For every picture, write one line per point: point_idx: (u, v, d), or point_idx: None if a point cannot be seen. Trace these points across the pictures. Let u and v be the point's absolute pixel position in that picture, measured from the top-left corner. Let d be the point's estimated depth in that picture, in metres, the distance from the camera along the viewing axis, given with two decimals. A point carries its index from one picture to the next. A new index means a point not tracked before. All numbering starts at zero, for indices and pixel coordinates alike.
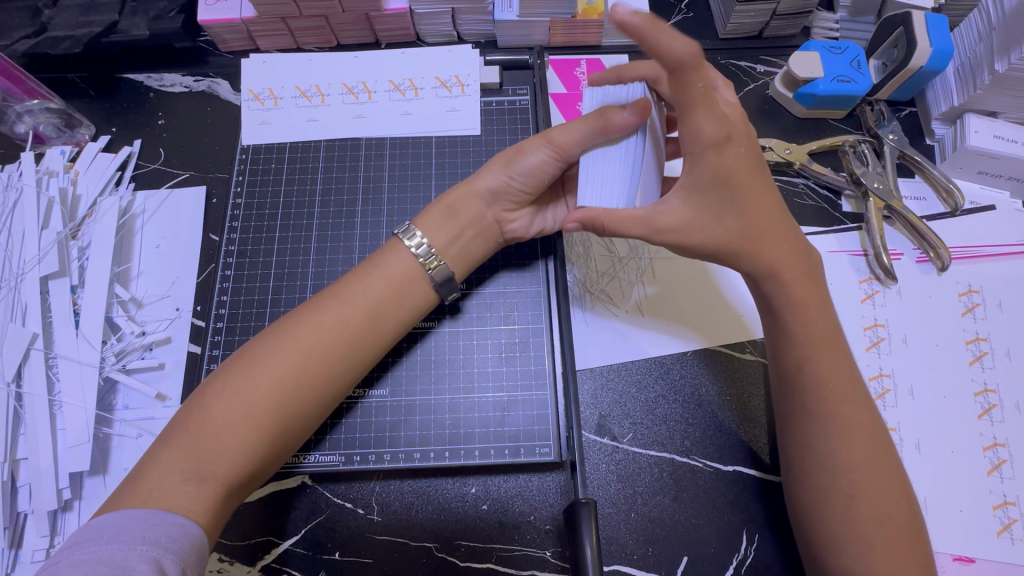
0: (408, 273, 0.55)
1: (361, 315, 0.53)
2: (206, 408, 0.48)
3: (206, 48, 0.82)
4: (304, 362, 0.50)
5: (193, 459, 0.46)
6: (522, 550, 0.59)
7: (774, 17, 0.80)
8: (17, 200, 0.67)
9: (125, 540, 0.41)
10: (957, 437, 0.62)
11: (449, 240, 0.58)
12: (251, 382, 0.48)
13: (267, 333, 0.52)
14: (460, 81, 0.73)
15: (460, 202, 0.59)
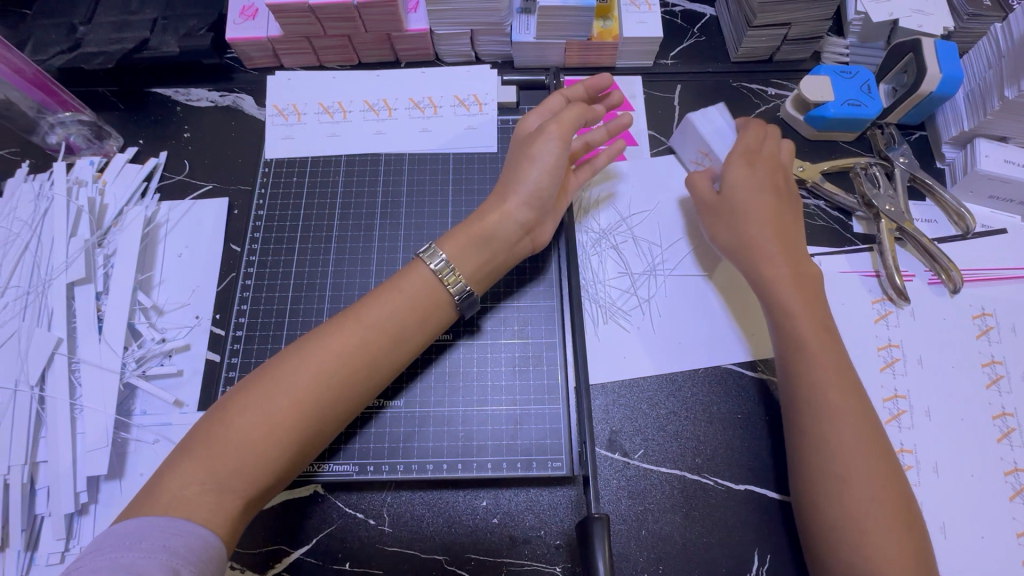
0: (427, 288, 0.55)
1: (382, 334, 0.53)
2: (228, 424, 0.48)
3: (233, 65, 0.85)
4: (326, 381, 0.50)
5: (216, 474, 0.47)
6: (532, 565, 0.59)
7: (785, 41, 0.82)
8: (47, 209, 0.69)
9: (146, 548, 0.42)
10: (973, 460, 0.62)
11: (478, 265, 0.58)
12: (275, 400, 0.49)
13: (287, 350, 0.52)
14: (479, 101, 0.76)
15: (488, 228, 0.58)
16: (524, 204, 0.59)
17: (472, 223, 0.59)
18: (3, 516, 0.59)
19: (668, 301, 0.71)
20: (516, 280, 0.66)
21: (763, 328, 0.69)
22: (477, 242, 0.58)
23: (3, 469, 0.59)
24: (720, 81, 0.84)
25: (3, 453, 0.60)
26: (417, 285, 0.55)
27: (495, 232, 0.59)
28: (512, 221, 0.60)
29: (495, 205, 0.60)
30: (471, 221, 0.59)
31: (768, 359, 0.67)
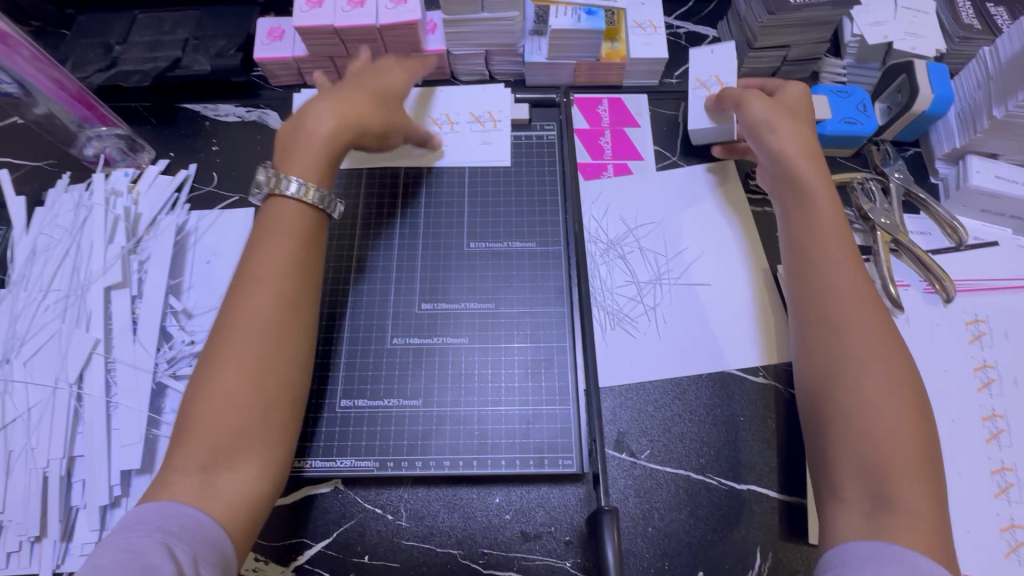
0: (304, 218, 0.60)
1: (293, 276, 0.57)
2: (193, 412, 0.51)
3: (259, 83, 0.89)
4: (263, 333, 0.54)
5: (208, 460, 0.49)
6: (542, 560, 0.62)
7: (785, 62, 0.87)
8: (87, 217, 0.74)
9: (142, 529, 0.45)
10: (966, 461, 0.64)
11: (310, 164, 0.61)
12: (223, 366, 0.52)
13: (218, 326, 0.55)
14: (493, 118, 0.80)
15: (302, 135, 0.62)
16: (322, 121, 0.63)
17: (316, 142, 0.62)
18: (41, 507, 0.62)
19: (677, 305, 0.74)
20: (527, 287, 0.70)
21: (767, 335, 0.72)
22: (331, 161, 0.63)
23: (42, 462, 0.63)
24: None
25: (42, 447, 0.63)
26: (303, 226, 0.59)
27: (337, 154, 0.63)
28: (338, 143, 0.63)
29: (295, 139, 0.63)
30: (284, 150, 0.63)
31: (770, 364, 0.70)
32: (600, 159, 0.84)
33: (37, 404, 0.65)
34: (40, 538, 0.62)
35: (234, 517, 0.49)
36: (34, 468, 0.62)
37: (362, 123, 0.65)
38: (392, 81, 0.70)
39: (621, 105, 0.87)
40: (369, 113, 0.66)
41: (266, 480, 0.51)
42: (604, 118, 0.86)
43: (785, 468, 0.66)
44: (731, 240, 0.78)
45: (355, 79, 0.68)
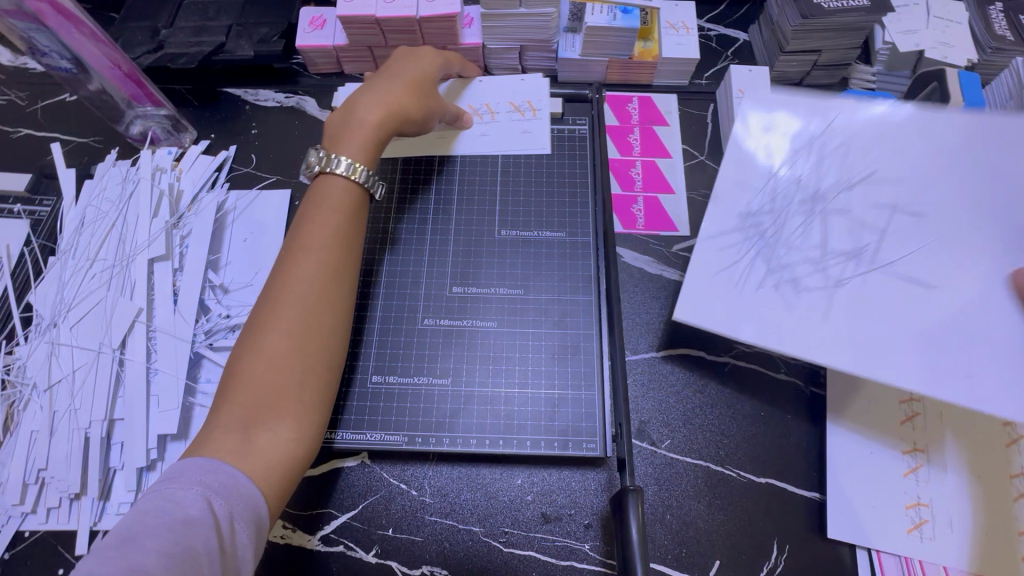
0: (350, 193, 0.62)
1: (335, 249, 0.59)
2: (237, 372, 0.53)
3: (298, 70, 0.92)
4: (305, 302, 0.56)
5: (248, 420, 0.51)
6: (563, 541, 0.63)
7: (815, 67, 0.88)
8: (133, 192, 0.76)
9: (184, 480, 0.47)
10: (984, 463, 0.65)
11: (357, 147, 0.64)
12: (269, 329, 0.54)
13: (265, 291, 0.57)
14: (533, 106, 0.81)
15: (345, 122, 0.66)
16: (368, 108, 0.66)
17: (361, 124, 0.65)
18: (82, 466, 0.64)
19: None
20: (556, 275, 0.72)
21: None
22: (375, 141, 0.65)
23: (84, 423, 0.65)
24: None
25: (85, 408, 0.66)
26: (343, 203, 0.62)
27: (382, 136, 0.66)
28: (383, 127, 0.66)
29: (344, 121, 0.66)
30: (333, 132, 0.66)
31: (790, 361, 0.72)
32: (629, 155, 0.85)
33: (81, 368, 0.67)
34: (79, 495, 0.64)
35: (268, 478, 0.50)
36: (76, 429, 0.65)
37: (406, 111, 0.68)
38: (428, 69, 0.72)
39: (650, 104, 0.89)
40: (409, 98, 0.68)
41: (302, 443, 0.53)
42: (634, 116, 0.88)
43: (801, 463, 0.67)
44: None
45: (393, 68, 0.70)
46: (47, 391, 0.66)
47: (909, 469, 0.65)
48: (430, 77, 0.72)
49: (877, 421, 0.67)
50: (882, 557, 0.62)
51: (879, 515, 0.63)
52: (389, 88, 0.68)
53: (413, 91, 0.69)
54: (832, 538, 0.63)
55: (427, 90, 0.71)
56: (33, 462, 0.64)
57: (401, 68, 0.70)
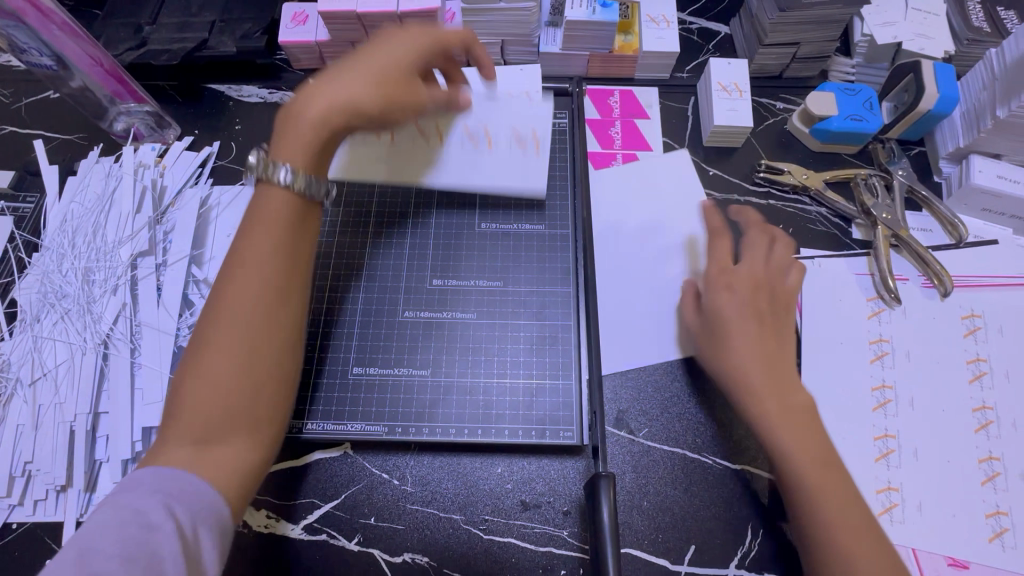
0: (295, 192, 0.57)
1: (279, 255, 0.55)
2: (179, 397, 0.50)
3: (282, 66, 0.92)
4: (248, 322, 0.52)
5: (200, 451, 0.49)
6: (541, 528, 0.64)
7: (795, 59, 0.88)
8: (116, 187, 0.77)
9: (141, 491, 0.46)
10: (954, 448, 0.66)
11: (298, 152, 0.57)
12: (209, 352, 0.51)
13: (203, 311, 0.53)
14: (535, 136, 0.76)
15: (290, 123, 0.59)
16: (316, 106, 0.59)
17: (301, 124, 0.58)
18: (68, 458, 0.65)
19: None
20: (536, 268, 0.72)
21: None
22: (316, 141, 0.58)
23: (69, 416, 0.66)
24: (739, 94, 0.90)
25: (71, 402, 0.67)
26: (293, 205, 0.57)
27: (322, 141, 0.59)
28: (333, 123, 0.59)
29: (297, 112, 0.59)
30: (281, 129, 0.59)
31: None
32: (610, 148, 0.86)
33: (66, 363, 0.68)
34: (65, 487, 0.65)
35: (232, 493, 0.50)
36: (62, 422, 0.66)
37: (357, 111, 0.59)
38: (403, 55, 0.63)
39: (631, 97, 0.90)
40: (373, 100, 0.60)
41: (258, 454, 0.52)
42: (615, 109, 0.89)
43: None
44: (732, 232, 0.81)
45: (367, 55, 0.62)
46: (31, 386, 0.67)
47: (881, 454, 0.66)
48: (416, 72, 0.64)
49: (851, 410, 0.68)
50: None
51: None
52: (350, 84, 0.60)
53: (372, 90, 0.60)
54: None
55: (404, 80, 0.62)
56: (19, 455, 0.65)
57: (377, 56, 0.62)
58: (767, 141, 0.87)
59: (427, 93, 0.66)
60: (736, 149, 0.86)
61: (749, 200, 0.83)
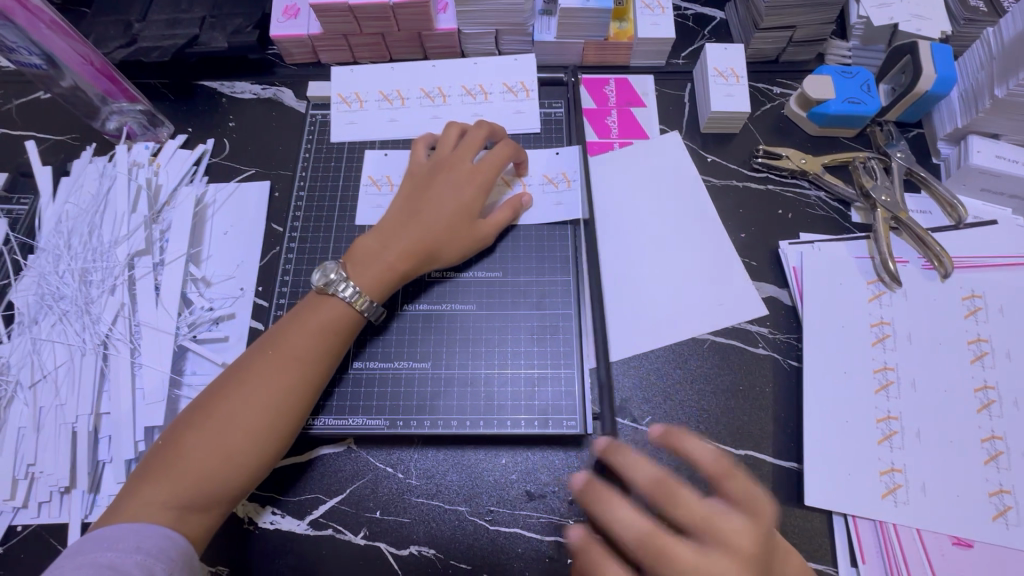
0: (321, 345, 0.60)
1: (299, 375, 0.58)
2: (180, 450, 0.54)
3: (274, 61, 0.91)
4: (264, 397, 0.56)
5: (174, 495, 0.52)
6: (546, 517, 0.65)
7: (791, 43, 0.88)
8: (111, 187, 0.76)
9: (122, 548, 0.48)
10: (956, 428, 0.66)
11: (377, 280, 0.63)
12: (225, 414, 0.55)
13: (233, 373, 0.58)
14: (567, 177, 0.75)
15: (373, 238, 0.65)
16: (392, 240, 0.65)
17: (382, 264, 0.63)
18: (71, 459, 0.65)
19: (685, 276, 0.76)
20: (535, 259, 0.72)
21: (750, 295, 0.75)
22: (392, 283, 0.64)
23: (71, 418, 0.66)
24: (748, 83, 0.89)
25: (71, 403, 0.66)
26: (316, 350, 0.59)
27: (402, 275, 0.64)
28: (404, 275, 0.64)
29: (370, 252, 0.64)
30: (357, 254, 0.64)
31: (769, 337, 0.73)
32: (607, 137, 0.86)
33: (66, 365, 0.68)
34: (70, 489, 0.65)
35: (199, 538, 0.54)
36: (63, 424, 0.66)
37: (431, 246, 0.65)
38: (461, 194, 0.67)
39: (627, 85, 0.89)
40: (444, 237, 0.66)
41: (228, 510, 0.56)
42: (611, 98, 0.88)
43: (777, 433, 0.69)
44: (731, 218, 0.80)
45: (436, 195, 0.67)
46: (31, 389, 0.67)
47: (883, 436, 0.66)
48: (483, 185, 0.68)
49: (853, 392, 0.68)
50: (858, 523, 0.64)
51: (856, 482, 0.64)
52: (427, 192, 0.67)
53: (440, 219, 0.66)
54: (809, 506, 0.64)
55: (472, 230, 0.68)
56: (22, 458, 0.65)
57: (445, 195, 0.67)
58: (764, 126, 0.87)
59: (494, 226, 0.69)
60: (734, 135, 0.86)
61: (748, 185, 0.82)
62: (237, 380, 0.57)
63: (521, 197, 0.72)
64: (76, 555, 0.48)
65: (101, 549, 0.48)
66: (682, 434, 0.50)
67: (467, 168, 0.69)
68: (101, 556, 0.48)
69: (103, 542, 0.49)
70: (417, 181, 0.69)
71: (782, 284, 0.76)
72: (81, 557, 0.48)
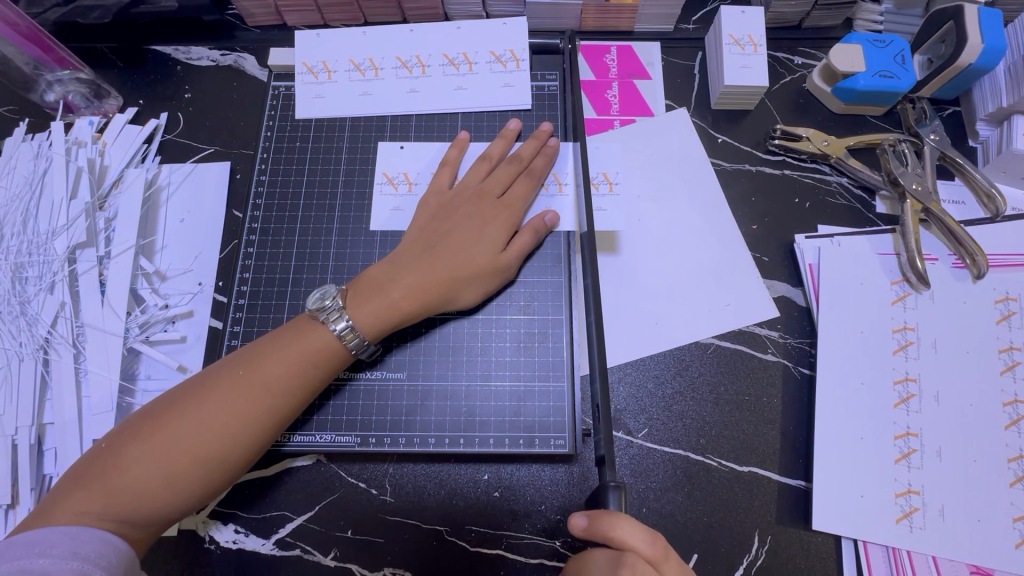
0: (298, 371, 0.53)
1: (268, 402, 0.51)
2: (122, 459, 0.48)
3: (234, 22, 0.81)
4: (225, 421, 0.49)
5: (106, 508, 0.47)
6: (531, 539, 0.60)
7: (816, 7, 0.77)
8: (47, 169, 0.68)
9: (58, 554, 0.43)
10: (981, 446, 0.60)
11: (377, 320, 0.56)
12: (178, 430, 0.49)
13: (197, 383, 0.51)
14: (558, 179, 0.66)
15: (380, 271, 0.58)
16: (400, 274, 0.57)
17: (386, 302, 0.56)
18: (11, 474, 0.59)
19: (689, 273, 0.69)
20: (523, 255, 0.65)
21: (758, 294, 0.68)
22: (394, 322, 0.57)
23: (10, 430, 0.60)
24: (773, 57, 0.80)
25: (11, 413, 0.61)
26: (293, 376, 0.52)
27: (404, 318, 0.57)
28: (411, 314, 0.57)
29: (377, 284, 0.57)
30: (362, 285, 0.57)
31: (780, 341, 0.67)
32: (606, 114, 0.77)
33: (2, 371, 0.62)
34: (13, 505, 0.59)
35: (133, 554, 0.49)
36: (3, 436, 0.60)
37: (440, 287, 0.58)
38: (470, 215, 0.61)
39: (631, 54, 0.79)
40: (453, 273, 0.58)
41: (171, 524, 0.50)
42: (612, 69, 0.79)
43: (784, 449, 0.63)
44: (742, 207, 0.72)
45: (458, 231, 0.60)
46: None
47: (901, 454, 0.60)
48: (505, 217, 0.61)
49: (870, 405, 0.62)
50: (868, 547, 0.59)
51: (869, 504, 0.59)
52: (445, 220, 0.61)
53: (454, 257, 0.59)
54: (817, 529, 0.59)
55: (494, 264, 0.60)
56: None
57: (466, 231, 0.60)
58: (783, 102, 0.77)
59: (516, 255, 0.61)
60: (748, 112, 0.77)
61: (762, 170, 0.74)
62: (201, 392, 0.50)
63: (547, 217, 0.62)
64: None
65: (28, 554, 0.42)
66: (617, 522, 0.44)
67: (480, 184, 0.63)
68: (30, 562, 0.42)
69: (33, 546, 0.43)
70: (434, 207, 0.63)
71: (796, 282, 0.69)
72: (4, 564, 0.42)
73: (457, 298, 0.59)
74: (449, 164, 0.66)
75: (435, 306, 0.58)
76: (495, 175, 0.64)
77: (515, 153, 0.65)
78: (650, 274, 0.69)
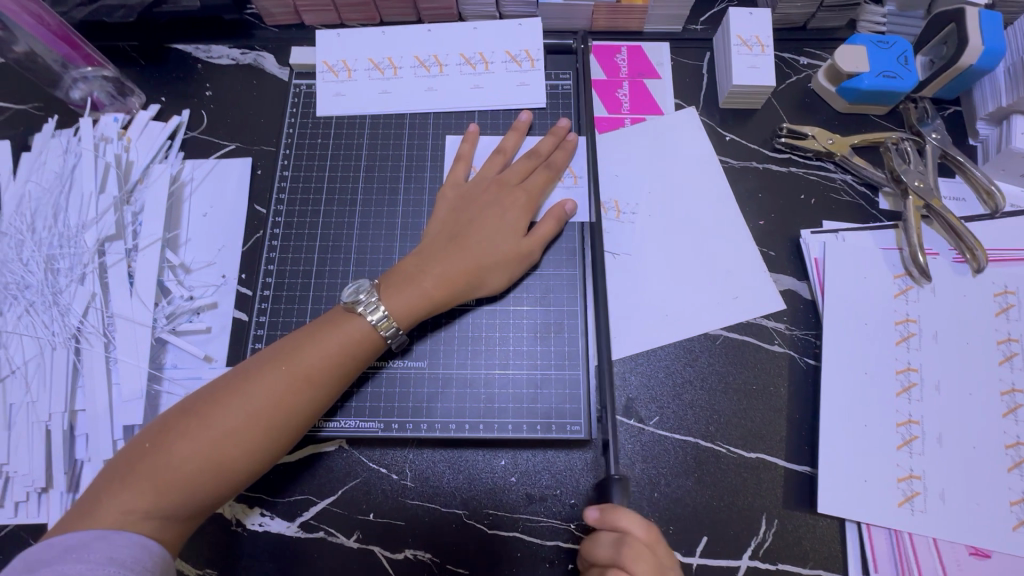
0: (331, 363, 0.54)
1: (303, 394, 0.53)
2: (165, 455, 0.49)
3: (253, 22, 0.83)
4: (264, 414, 0.52)
5: (156, 501, 0.48)
6: (546, 522, 0.62)
7: (821, 8, 0.80)
8: (76, 163, 0.71)
9: (94, 560, 0.44)
10: (979, 434, 0.63)
11: (410, 308, 0.58)
12: (219, 424, 0.50)
13: (234, 378, 0.53)
14: (574, 172, 0.68)
15: (410, 263, 0.60)
16: (428, 264, 0.60)
17: (418, 290, 0.58)
18: (46, 458, 0.61)
19: (699, 266, 0.71)
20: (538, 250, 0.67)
21: (766, 287, 0.70)
22: (425, 310, 0.59)
23: (44, 415, 0.62)
24: (778, 57, 0.82)
25: (44, 401, 0.63)
26: (327, 367, 0.54)
27: (435, 306, 0.59)
28: (441, 302, 0.59)
29: (408, 274, 0.59)
30: (394, 277, 0.59)
31: (787, 333, 0.69)
32: (618, 113, 0.79)
33: (36, 360, 0.64)
34: (47, 488, 0.61)
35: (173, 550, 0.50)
36: (36, 421, 0.62)
37: (469, 278, 0.60)
38: (492, 206, 0.63)
39: (641, 53, 0.82)
40: (480, 261, 0.60)
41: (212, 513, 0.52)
42: (623, 68, 0.81)
43: (791, 436, 0.65)
44: (750, 203, 0.75)
45: (480, 220, 0.62)
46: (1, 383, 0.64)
47: (903, 441, 0.63)
48: (524, 205, 0.64)
49: (874, 396, 0.64)
50: (872, 530, 0.61)
51: (872, 489, 0.61)
52: (470, 209, 0.63)
53: (481, 245, 0.61)
54: (822, 513, 0.62)
55: (517, 250, 0.62)
56: None
57: (489, 220, 0.62)
58: (789, 101, 0.80)
59: (536, 242, 0.63)
60: (756, 112, 0.79)
61: (769, 167, 0.76)
62: (240, 386, 0.52)
63: (565, 205, 0.65)
64: (39, 566, 0.43)
65: (67, 560, 0.44)
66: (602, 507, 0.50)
67: (501, 176, 0.65)
68: (68, 569, 0.43)
69: (70, 553, 0.44)
70: (460, 200, 0.65)
71: (803, 276, 0.71)
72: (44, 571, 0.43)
73: (484, 284, 0.61)
74: (463, 158, 0.68)
75: (465, 294, 0.61)
76: (516, 166, 0.66)
77: (532, 148, 0.68)
78: (659, 267, 0.71)
